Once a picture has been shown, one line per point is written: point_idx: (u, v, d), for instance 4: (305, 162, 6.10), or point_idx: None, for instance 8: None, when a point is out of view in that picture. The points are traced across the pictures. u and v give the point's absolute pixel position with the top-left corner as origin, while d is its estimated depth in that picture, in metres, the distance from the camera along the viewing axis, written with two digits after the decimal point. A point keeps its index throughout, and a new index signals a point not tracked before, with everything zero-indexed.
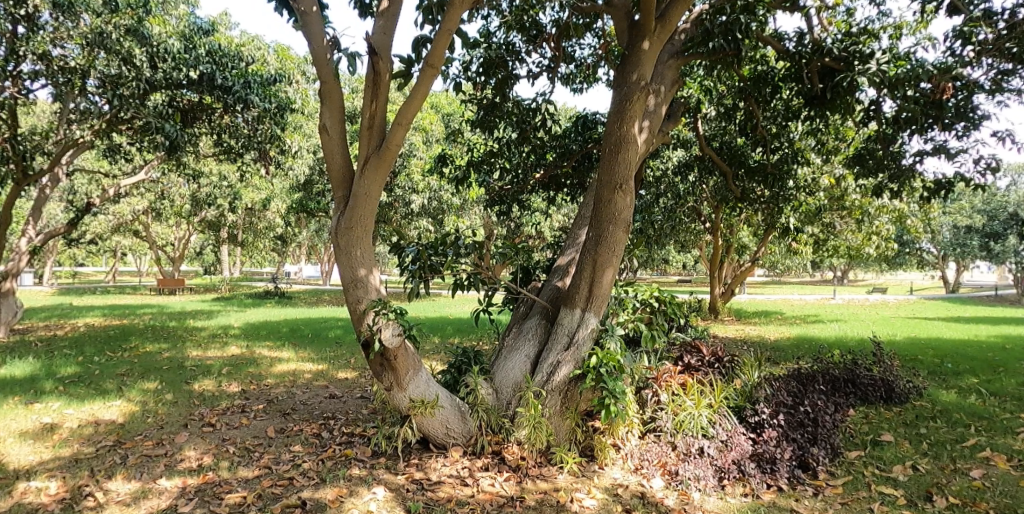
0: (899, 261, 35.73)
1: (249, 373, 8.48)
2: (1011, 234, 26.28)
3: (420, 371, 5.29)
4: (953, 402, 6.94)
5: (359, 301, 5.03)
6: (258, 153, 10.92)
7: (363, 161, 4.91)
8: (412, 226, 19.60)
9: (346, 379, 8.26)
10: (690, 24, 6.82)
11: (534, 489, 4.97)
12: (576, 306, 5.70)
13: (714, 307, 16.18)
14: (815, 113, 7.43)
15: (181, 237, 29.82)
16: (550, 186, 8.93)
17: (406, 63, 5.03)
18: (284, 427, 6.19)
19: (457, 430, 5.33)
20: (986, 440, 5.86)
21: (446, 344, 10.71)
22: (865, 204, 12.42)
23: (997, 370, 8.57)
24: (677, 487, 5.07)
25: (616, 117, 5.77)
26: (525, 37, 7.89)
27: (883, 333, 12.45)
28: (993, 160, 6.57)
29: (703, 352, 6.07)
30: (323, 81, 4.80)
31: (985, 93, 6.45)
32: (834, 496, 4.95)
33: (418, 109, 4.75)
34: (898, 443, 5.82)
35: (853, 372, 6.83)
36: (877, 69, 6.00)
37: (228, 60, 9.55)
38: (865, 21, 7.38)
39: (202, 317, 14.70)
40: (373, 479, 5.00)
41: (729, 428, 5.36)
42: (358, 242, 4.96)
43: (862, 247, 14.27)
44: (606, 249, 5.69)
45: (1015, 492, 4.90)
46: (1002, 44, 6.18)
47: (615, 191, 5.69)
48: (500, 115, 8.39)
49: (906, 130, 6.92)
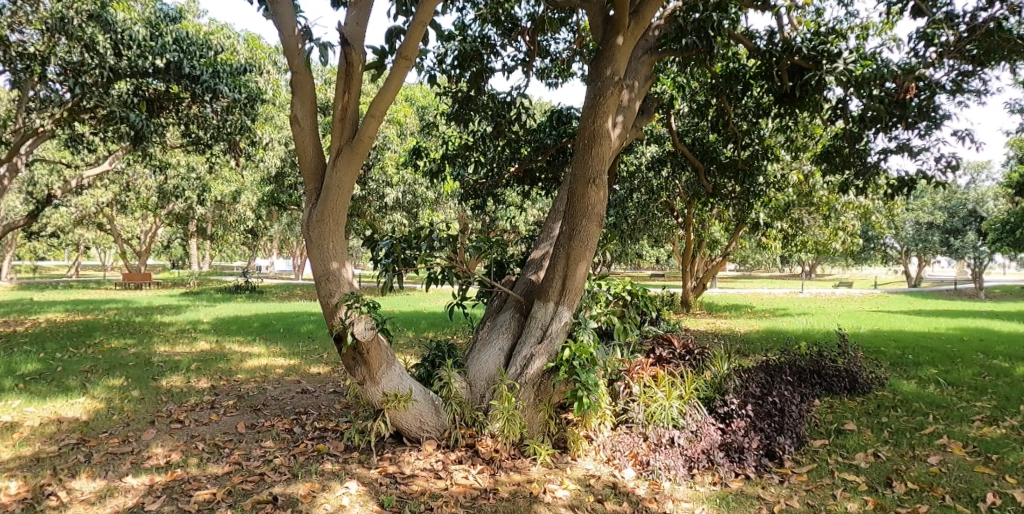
0: (863, 257, 36.60)
1: (219, 369, 8.37)
2: (970, 230, 27.27)
3: (393, 365, 5.27)
4: (913, 392, 7.16)
5: (331, 295, 4.97)
6: (227, 144, 10.66)
7: (335, 153, 4.87)
8: (386, 219, 19.54)
9: (319, 374, 8.20)
10: (664, 21, 6.91)
11: (507, 481, 5.02)
12: (549, 299, 5.73)
13: (686, 302, 16.41)
14: (785, 111, 7.58)
15: (148, 231, 29.21)
16: (525, 180, 9.04)
17: (379, 54, 4.98)
18: (255, 423, 6.13)
19: (430, 423, 5.35)
20: (943, 428, 6.06)
21: (420, 338, 10.69)
22: (832, 200, 12.71)
23: (955, 361, 8.87)
24: (648, 477, 5.15)
25: (590, 112, 5.79)
26: (500, 30, 7.87)
27: (848, 325, 12.80)
28: (953, 158, 6.75)
29: (674, 345, 6.20)
30: (294, 72, 4.75)
31: (947, 93, 6.64)
32: (800, 484, 5.06)
33: (391, 101, 4.71)
34: (860, 431, 5.99)
35: (819, 364, 7.02)
36: (844, 68, 6.17)
37: (196, 49, 9.28)
38: (834, 21, 7.52)
39: (171, 312, 14.47)
40: (346, 474, 4.99)
41: (700, 419, 5.47)
42: (330, 234, 4.91)
43: (829, 243, 14.55)
44: (579, 243, 5.72)
45: (970, 477, 5.08)
46: (964, 46, 6.37)
47: (589, 186, 5.74)
48: (475, 108, 8.37)
49: (872, 128, 7.08)
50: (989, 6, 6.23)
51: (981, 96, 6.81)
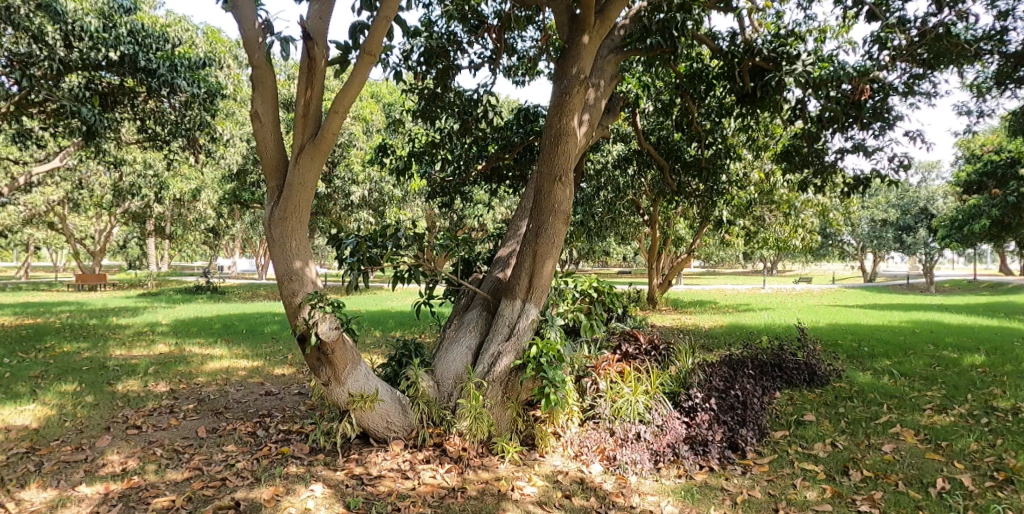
0: (821, 254, 37.54)
1: (178, 372, 8.19)
2: (921, 228, 28.24)
3: (359, 365, 5.22)
4: (868, 383, 7.38)
5: (294, 295, 4.89)
6: (185, 140, 10.43)
7: (297, 149, 4.80)
8: (352, 217, 19.35)
9: (283, 375, 8.08)
10: (629, 21, 6.96)
11: (475, 479, 5.02)
12: (516, 297, 5.74)
13: (652, 298, 16.60)
14: (746, 110, 7.73)
15: (103, 231, 28.35)
16: (492, 177, 9.05)
17: (343, 49, 4.91)
18: (217, 427, 6.01)
19: (397, 423, 5.32)
20: (897, 417, 6.25)
21: (387, 337, 10.62)
22: (792, 198, 13.01)
23: (908, 352, 9.17)
24: (615, 472, 5.20)
25: (556, 110, 5.82)
26: (466, 27, 7.85)
27: (807, 320, 13.13)
28: (905, 157, 6.97)
29: (640, 341, 6.29)
30: (255, 67, 4.67)
31: (899, 95, 6.84)
32: (761, 474, 5.17)
33: (355, 97, 4.66)
34: (819, 422, 6.15)
35: (779, 357, 7.19)
36: (802, 70, 6.33)
37: (153, 41, 9.03)
38: (793, 24, 7.70)
39: (128, 314, 14.09)
40: (311, 476, 4.94)
41: (665, 413, 5.54)
42: (292, 232, 4.84)
43: (789, 240, 14.83)
44: (545, 240, 5.74)
45: (921, 463, 5.25)
46: (915, 51, 6.59)
47: (555, 183, 5.77)
48: (442, 105, 8.33)
49: (830, 128, 7.26)
50: (939, 11, 6.45)
51: (932, 98, 7.04)
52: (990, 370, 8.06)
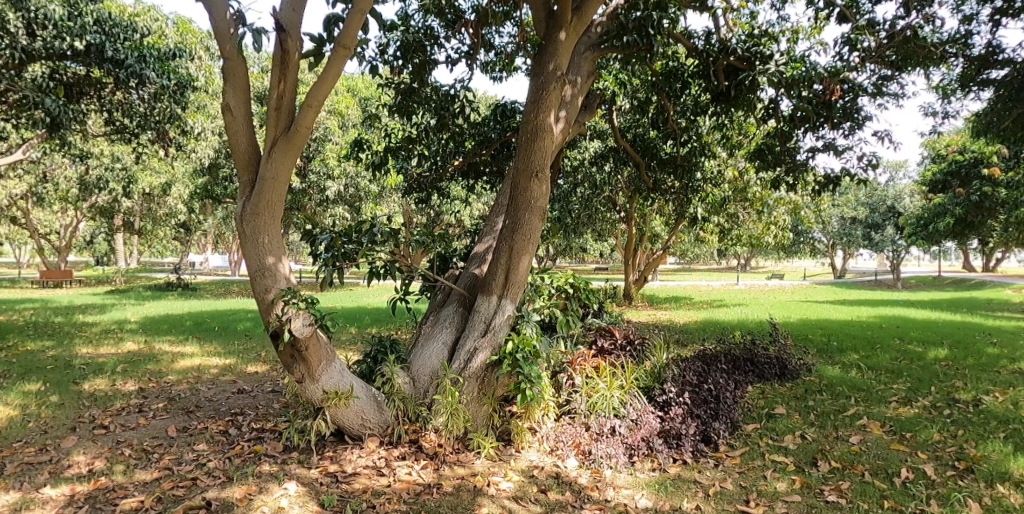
0: (793, 250, 38.13)
1: (148, 370, 8.04)
2: (889, 225, 28.87)
3: (334, 362, 5.17)
4: (837, 376, 7.53)
5: (267, 291, 4.83)
6: (155, 133, 10.25)
7: (270, 144, 4.74)
8: (327, 213, 19.17)
9: (255, 373, 7.98)
10: (606, 18, 6.98)
11: (451, 475, 5.01)
12: (492, 293, 5.74)
13: (628, 294, 16.70)
14: (721, 109, 7.81)
15: (69, 226, 27.67)
16: (469, 173, 9.04)
17: (317, 42, 4.85)
18: (187, 426, 5.92)
19: (372, 420, 5.29)
20: (864, 409, 6.39)
21: (363, 334, 10.54)
22: (765, 196, 13.20)
23: (875, 346, 9.38)
24: (590, 466, 5.23)
25: (533, 106, 5.83)
26: (443, 22, 7.83)
27: (779, 315, 13.34)
28: (874, 157, 7.10)
29: (615, 336, 6.34)
30: (226, 59, 4.60)
31: (869, 96, 6.95)
32: (733, 467, 5.25)
33: (329, 91, 4.62)
34: (789, 415, 6.26)
35: (751, 352, 7.31)
36: (775, 69, 6.52)
37: (120, 31, 8.85)
38: (767, 24, 7.78)
39: (94, 311, 13.77)
40: (285, 475, 4.89)
41: (639, 407, 5.60)
42: (265, 227, 4.77)
43: (763, 236, 14.72)
44: (521, 236, 5.74)
45: (887, 454, 5.37)
46: (884, 52, 6.71)
47: (531, 179, 5.78)
48: (418, 100, 8.28)
49: (801, 127, 7.37)
50: (906, 14, 6.57)
51: (899, 98, 7.19)
52: (953, 363, 8.27)
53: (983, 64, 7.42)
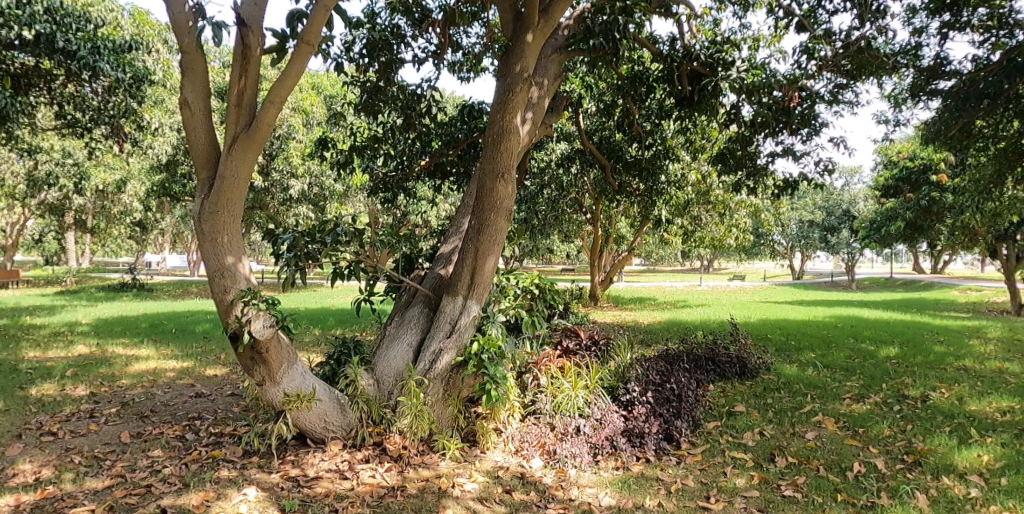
0: (754, 253, 38.93)
1: (100, 374, 7.80)
2: (844, 229, 29.76)
3: (295, 364, 5.09)
4: (795, 374, 7.71)
5: (227, 291, 4.73)
6: (109, 127, 9.95)
7: (230, 141, 4.64)
8: (290, 213, 18.86)
9: (214, 376, 7.80)
10: (573, 21, 7.01)
11: (415, 477, 4.98)
12: (457, 293, 5.72)
13: (594, 295, 16.81)
14: (684, 113, 7.94)
15: (16, 224, 26.63)
16: (435, 174, 9.02)
17: (280, 37, 4.75)
18: (141, 432, 5.76)
19: (335, 423, 5.22)
20: (820, 406, 6.55)
21: (326, 336, 10.40)
22: (727, 199, 13.43)
23: (831, 345, 9.64)
24: (555, 466, 5.26)
25: (499, 108, 5.83)
26: (410, 21, 7.78)
27: (740, 315, 13.61)
28: (829, 162, 7.31)
29: (581, 336, 6.38)
30: (184, 53, 4.49)
31: (825, 103, 7.17)
32: (695, 464, 5.33)
33: (292, 88, 4.55)
34: (749, 412, 6.38)
35: (713, 351, 7.44)
36: (737, 76, 6.69)
37: (71, 21, 8.46)
38: (729, 31, 7.97)
39: (43, 313, 13.26)
40: (244, 480, 4.80)
41: (604, 406, 5.63)
42: (224, 227, 4.68)
43: (724, 239, 15.22)
44: (487, 237, 5.74)
45: (841, 449, 5.52)
46: (839, 62, 6.92)
47: (497, 180, 5.78)
48: (385, 99, 8.18)
49: (761, 132, 7.53)
50: (861, 26, 6.78)
51: (854, 106, 7.40)
52: (903, 360, 8.56)
53: (931, 74, 7.80)
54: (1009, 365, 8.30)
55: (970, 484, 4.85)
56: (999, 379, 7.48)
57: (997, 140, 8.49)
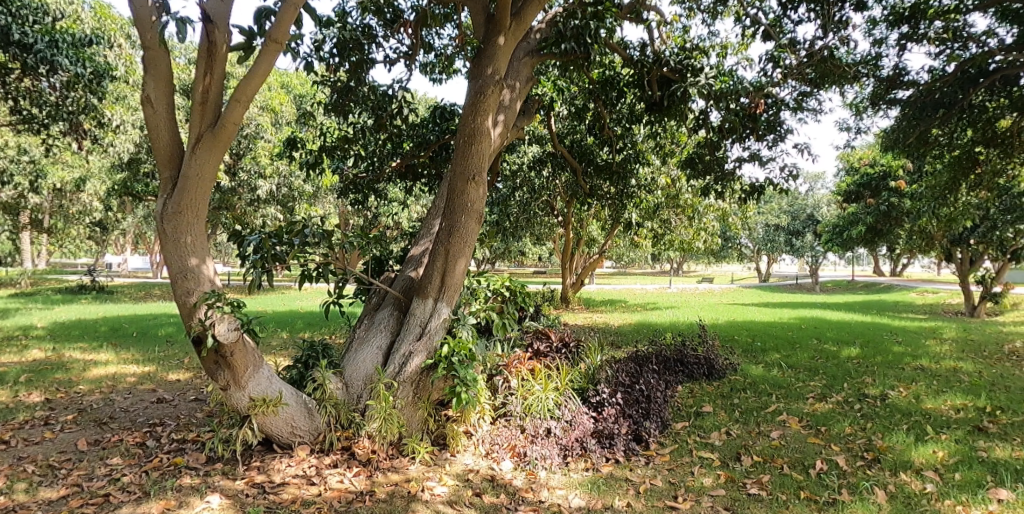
0: (722, 255, 39.49)
1: (56, 380, 7.56)
2: (809, 233, 30.39)
3: (261, 368, 5.00)
4: (760, 375, 7.84)
5: (189, 294, 4.62)
6: (68, 124, 9.67)
7: (194, 139, 4.55)
8: (257, 214, 18.56)
9: (177, 380, 7.63)
10: (545, 25, 7.03)
11: (385, 482, 4.93)
12: (428, 296, 5.69)
13: (565, 297, 16.88)
14: (655, 118, 8.02)
15: None
16: (407, 175, 8.99)
17: (247, 35, 4.66)
18: (100, 439, 5.60)
19: (303, 428, 5.14)
20: (784, 406, 6.67)
21: (294, 339, 10.25)
22: (696, 203, 13.60)
23: (795, 346, 9.83)
24: (525, 468, 5.26)
25: (471, 110, 5.82)
26: (381, 21, 7.72)
27: (708, 317, 13.80)
28: (794, 168, 7.46)
29: (551, 338, 6.40)
30: (147, 48, 4.39)
31: (790, 110, 7.31)
32: (663, 464, 5.38)
33: (259, 86, 4.47)
34: (716, 413, 6.47)
35: (681, 353, 7.51)
36: (705, 82, 6.69)
37: (28, 13, 8.21)
38: (698, 39, 8.08)
39: None
40: (207, 487, 4.70)
41: (574, 408, 5.65)
42: (188, 228, 4.58)
43: (693, 242, 15.44)
44: (458, 239, 5.73)
45: (804, 447, 5.63)
46: (804, 70, 7.06)
47: (468, 182, 5.77)
48: (355, 99, 8.08)
49: (729, 138, 7.66)
50: (824, 35, 6.94)
51: (818, 113, 7.56)
52: (864, 360, 8.77)
53: (890, 84, 8.04)
54: (963, 364, 8.56)
55: (927, 479, 4.97)
56: (954, 378, 7.71)
57: (952, 148, 8.86)
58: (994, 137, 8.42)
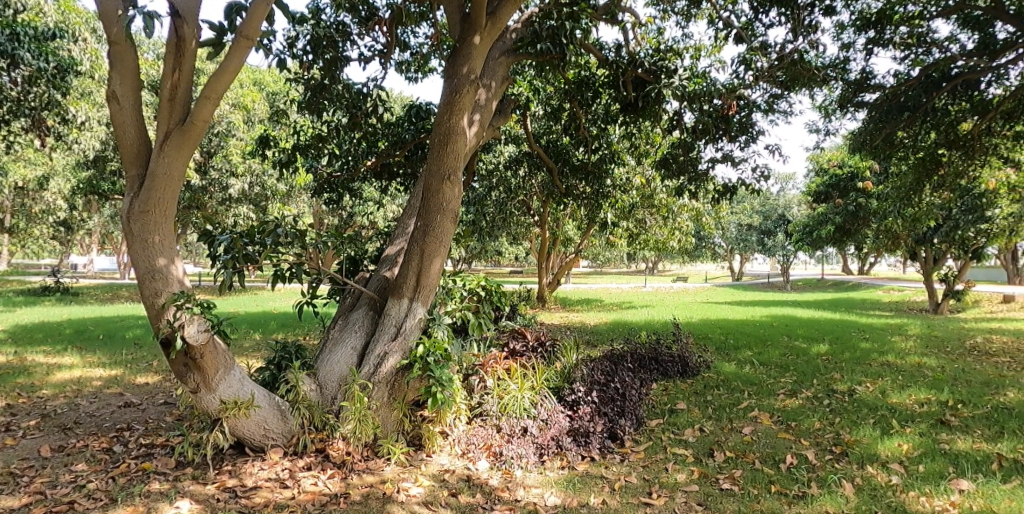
0: (696, 255, 39.92)
1: (18, 384, 7.36)
2: (780, 232, 30.89)
3: (233, 370, 4.93)
4: (733, 372, 7.94)
5: (157, 295, 4.54)
6: (30, 120, 9.41)
7: (162, 137, 4.47)
8: (229, 213, 18.27)
9: (145, 384, 7.48)
10: (520, 25, 7.03)
11: (359, 484, 4.89)
12: (403, 296, 5.65)
13: (541, 297, 16.92)
14: (629, 118, 8.07)
15: None
16: (382, 175, 8.93)
17: (217, 30, 4.59)
18: (64, 445, 5.47)
19: (275, 430, 5.07)
20: (756, 402, 6.76)
21: (267, 340, 10.11)
22: (670, 203, 13.73)
23: (767, 344, 9.97)
24: (501, 467, 5.26)
25: (446, 109, 5.80)
26: (356, 19, 7.66)
27: (682, 316, 13.95)
28: (766, 168, 7.58)
29: (527, 338, 6.40)
30: (112, 43, 4.29)
31: (762, 112, 7.42)
32: (638, 461, 5.42)
33: (229, 83, 4.41)
34: (690, 410, 6.53)
35: (655, 351, 7.56)
36: (678, 84, 6.77)
37: None
38: (672, 40, 8.16)
39: None
40: (177, 493, 4.61)
41: (549, 407, 5.66)
42: (156, 227, 4.49)
43: (667, 242, 15.58)
44: (433, 239, 5.71)
45: (775, 443, 5.71)
46: (774, 73, 7.17)
47: (443, 182, 5.75)
48: (329, 97, 8.00)
49: (702, 139, 7.74)
50: (794, 39, 7.05)
51: (789, 115, 7.68)
52: (833, 357, 8.93)
53: (858, 88, 8.21)
54: (927, 360, 8.78)
55: (892, 472, 5.08)
56: (918, 374, 7.89)
57: (916, 150, 8.99)
58: (956, 140, 8.59)
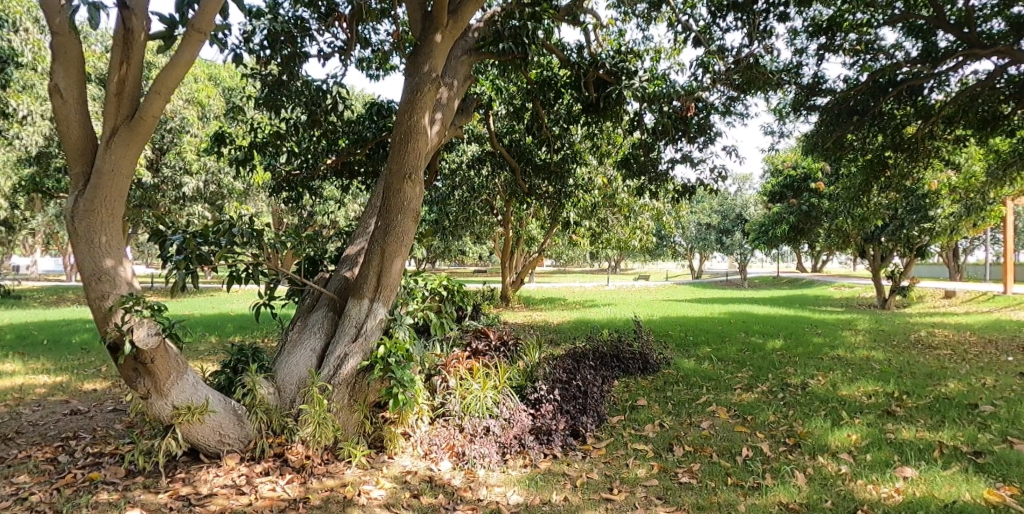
0: (657, 253, 40.45)
1: None
2: (738, 231, 31.55)
3: (186, 374, 4.80)
4: (693, 368, 8.07)
5: (105, 297, 4.38)
6: None
7: (109, 133, 4.31)
8: (183, 213, 17.76)
9: (94, 390, 7.22)
10: (483, 23, 6.91)
11: (319, 488, 4.81)
12: (363, 296, 5.58)
13: (504, 296, 16.91)
14: (591, 119, 8.13)
15: None
16: (342, 173, 8.81)
17: (167, 23, 4.45)
18: (5, 456, 5.24)
19: (231, 435, 4.96)
20: (714, 397, 6.89)
21: (223, 343, 9.86)
22: (631, 202, 13.88)
23: (725, 340, 10.16)
24: (464, 467, 5.24)
25: (407, 107, 5.74)
26: (315, 14, 7.55)
27: (643, 314, 14.12)
28: (723, 169, 7.73)
29: (490, 337, 6.38)
30: (55, 34, 4.13)
31: (719, 113, 7.56)
32: (599, 457, 5.46)
33: (180, 78, 4.29)
34: (650, 406, 6.62)
35: (617, 349, 7.63)
36: (638, 85, 6.82)
37: None
38: (633, 42, 8.25)
39: None
40: (127, 502, 4.47)
41: (512, 406, 5.66)
42: (102, 227, 4.33)
43: (629, 241, 15.76)
44: (394, 238, 5.65)
45: (732, 436, 5.82)
46: (731, 76, 7.29)
47: (404, 181, 5.70)
48: (288, 94, 7.85)
49: (662, 140, 7.84)
50: (750, 44, 7.20)
51: (745, 117, 7.84)
52: (787, 352, 9.16)
53: (810, 91, 8.43)
54: (875, 353, 9.07)
55: (841, 461, 5.23)
56: (867, 367, 8.15)
57: (865, 152, 9.27)
58: (902, 143, 8.92)
